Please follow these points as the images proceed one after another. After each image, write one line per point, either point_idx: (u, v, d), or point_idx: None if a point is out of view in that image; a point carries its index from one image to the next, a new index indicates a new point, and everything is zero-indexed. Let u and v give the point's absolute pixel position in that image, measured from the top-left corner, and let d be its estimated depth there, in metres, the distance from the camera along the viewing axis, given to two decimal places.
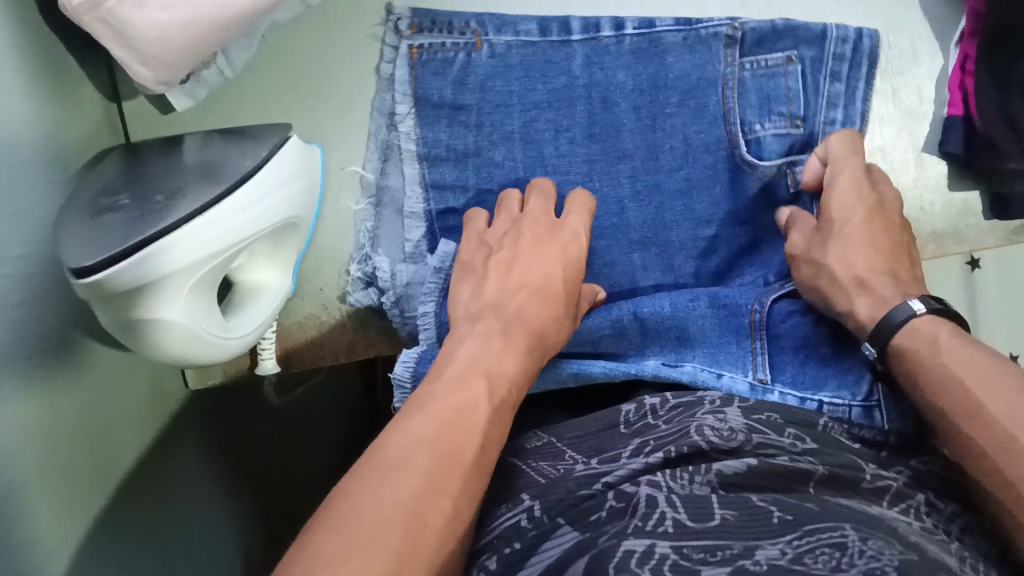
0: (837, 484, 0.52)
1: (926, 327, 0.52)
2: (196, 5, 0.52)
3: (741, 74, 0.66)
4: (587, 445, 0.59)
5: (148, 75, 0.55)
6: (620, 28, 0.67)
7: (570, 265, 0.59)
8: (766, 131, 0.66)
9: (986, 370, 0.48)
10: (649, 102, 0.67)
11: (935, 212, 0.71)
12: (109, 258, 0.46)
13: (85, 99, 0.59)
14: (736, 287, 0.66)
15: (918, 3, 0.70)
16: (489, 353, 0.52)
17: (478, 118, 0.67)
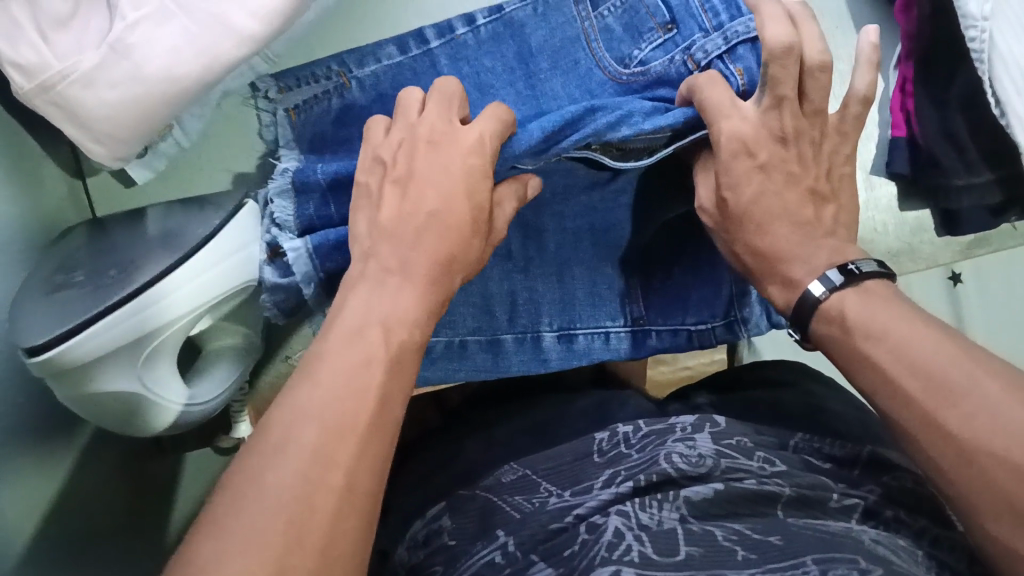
0: (804, 505, 0.50)
1: (840, 301, 0.47)
2: (142, 80, 0.52)
3: (602, 21, 0.60)
4: (561, 476, 0.56)
5: (103, 152, 0.56)
6: (472, 20, 0.61)
7: (471, 175, 0.47)
8: (646, 52, 0.58)
9: (893, 328, 0.44)
10: (524, 76, 0.61)
11: (887, 231, 0.74)
12: (60, 335, 0.48)
13: (46, 177, 0.60)
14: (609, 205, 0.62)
15: (854, 29, 0.72)
16: (383, 292, 0.45)
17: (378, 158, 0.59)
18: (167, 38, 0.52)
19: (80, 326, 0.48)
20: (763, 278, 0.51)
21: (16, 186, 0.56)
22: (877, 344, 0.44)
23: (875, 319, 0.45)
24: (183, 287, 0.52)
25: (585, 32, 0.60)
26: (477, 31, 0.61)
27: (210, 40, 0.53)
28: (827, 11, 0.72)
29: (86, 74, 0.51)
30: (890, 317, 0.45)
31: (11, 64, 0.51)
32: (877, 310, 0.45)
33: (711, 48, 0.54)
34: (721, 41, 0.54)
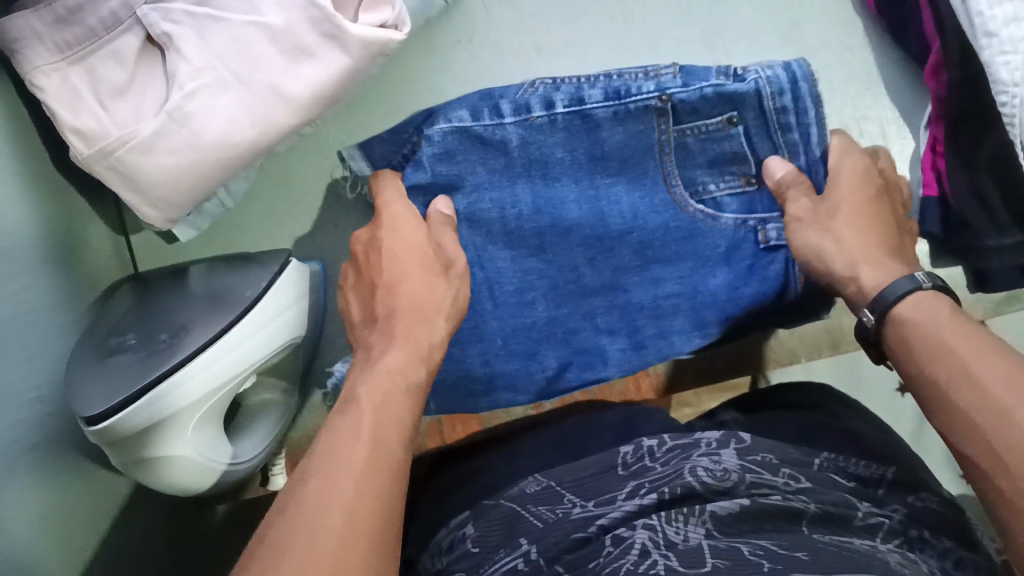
0: (828, 521, 0.50)
1: (925, 298, 0.53)
2: (199, 146, 0.54)
3: (684, 138, 0.62)
4: (585, 488, 0.56)
5: (156, 215, 0.58)
6: (550, 105, 0.61)
7: (426, 271, 0.58)
8: (721, 192, 0.63)
9: (952, 340, 0.49)
10: (588, 175, 0.64)
11: None
12: (114, 406, 0.49)
13: (95, 232, 0.62)
14: (701, 140, 0.62)
15: (885, 91, 0.73)
16: (377, 357, 0.52)
17: (576, 214, 0.64)
18: (225, 108, 0.54)
19: (136, 394, 0.49)
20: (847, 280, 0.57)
21: (69, 246, 0.57)
22: (960, 351, 0.49)
23: (957, 333, 0.50)
24: (235, 347, 0.54)
25: (660, 145, 0.62)
26: (552, 117, 0.61)
27: (264, 110, 0.55)
28: (856, 74, 0.73)
29: (144, 141, 0.53)
30: (964, 326, 0.50)
31: (72, 130, 0.53)
32: (930, 314, 0.52)
33: (781, 232, 0.63)
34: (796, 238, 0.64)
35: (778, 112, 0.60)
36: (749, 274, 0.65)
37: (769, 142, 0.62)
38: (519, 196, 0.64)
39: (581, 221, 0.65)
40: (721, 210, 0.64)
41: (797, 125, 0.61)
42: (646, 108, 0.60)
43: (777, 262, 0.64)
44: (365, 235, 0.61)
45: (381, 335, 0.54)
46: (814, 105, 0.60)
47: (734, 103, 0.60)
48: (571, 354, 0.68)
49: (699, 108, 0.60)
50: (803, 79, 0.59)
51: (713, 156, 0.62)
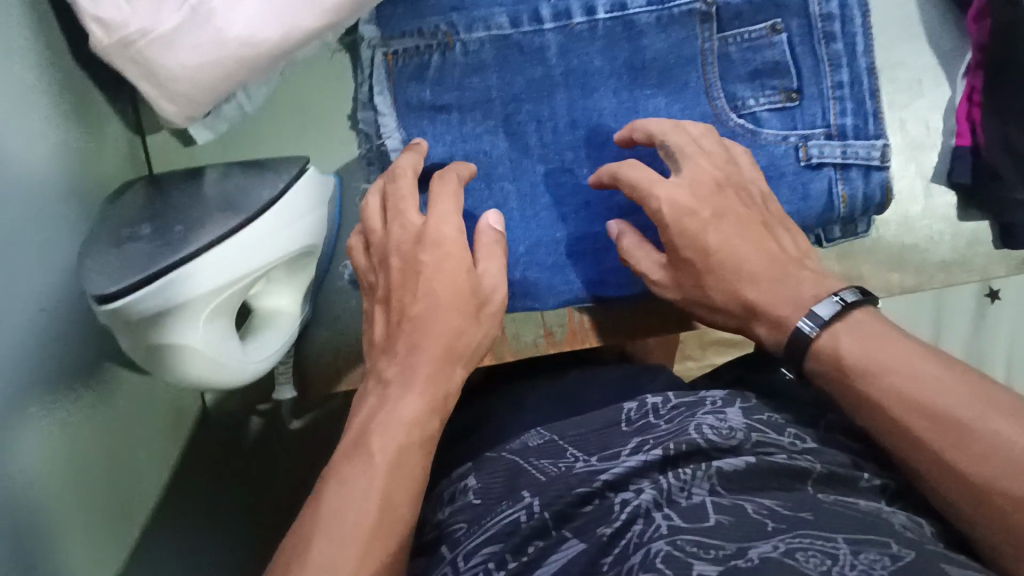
0: (834, 481, 0.48)
1: (832, 337, 0.49)
2: (224, 45, 0.53)
3: (724, 49, 0.61)
4: (589, 442, 0.53)
5: (174, 110, 0.56)
6: (590, 11, 0.61)
7: (446, 264, 0.51)
8: (760, 106, 0.61)
9: (889, 360, 0.46)
10: (629, 86, 0.62)
11: (943, 242, 0.72)
12: (129, 286, 0.47)
13: (112, 132, 0.61)
14: (742, 51, 0.61)
15: (924, 35, 0.71)
16: (390, 401, 0.48)
17: (614, 128, 0.62)
18: (249, 8, 0.53)
19: (153, 277, 0.48)
20: (750, 322, 0.54)
21: (84, 141, 0.56)
22: (898, 375, 0.46)
23: (877, 356, 0.47)
24: (251, 244, 0.52)
25: (704, 53, 0.61)
26: (595, 24, 0.61)
27: (292, 14, 0.54)
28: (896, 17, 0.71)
29: (166, 35, 0.51)
30: (893, 355, 0.46)
31: (93, 18, 0.51)
32: (858, 335, 0.48)
33: (823, 149, 0.59)
34: (839, 153, 0.59)
35: (823, 19, 0.59)
36: (800, 195, 0.60)
37: (813, 60, 0.60)
38: (556, 106, 0.62)
39: (619, 134, 0.62)
40: (763, 126, 0.61)
41: (842, 35, 0.59)
42: (689, 13, 0.60)
43: (821, 180, 0.60)
44: (409, 249, 0.52)
45: (402, 379, 0.48)
46: (860, 16, 0.60)
47: (779, 12, 0.60)
48: (604, 271, 0.63)
49: (744, 13, 0.60)
50: None
51: (753, 69, 0.61)
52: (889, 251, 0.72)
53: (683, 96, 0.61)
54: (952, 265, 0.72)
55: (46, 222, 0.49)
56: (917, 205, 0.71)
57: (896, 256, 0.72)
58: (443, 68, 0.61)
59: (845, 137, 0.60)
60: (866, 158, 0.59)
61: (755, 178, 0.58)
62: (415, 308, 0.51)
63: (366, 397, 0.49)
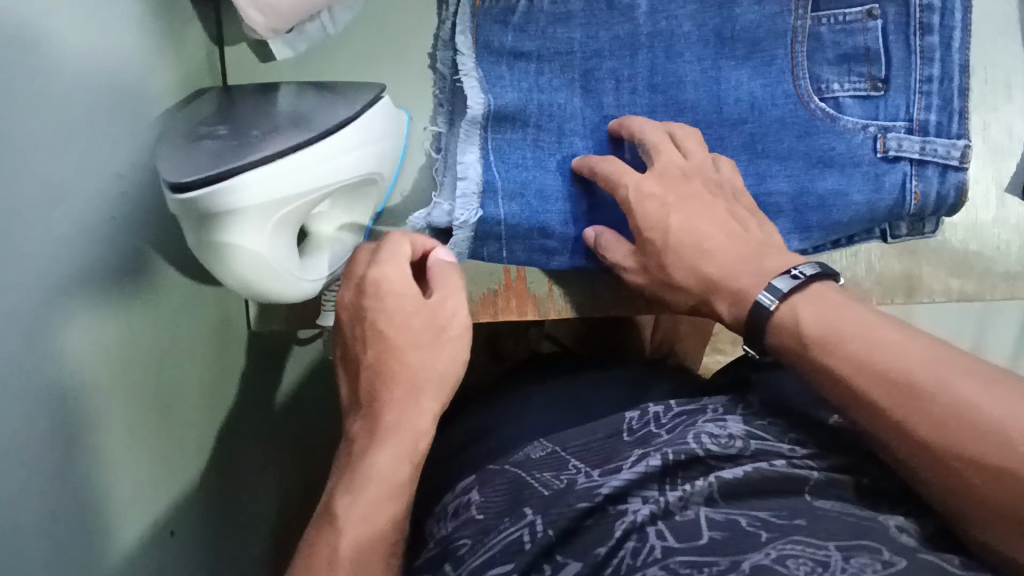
0: (833, 487, 0.49)
1: (791, 309, 0.49)
2: None
3: (816, 29, 0.59)
4: (592, 454, 0.53)
5: (261, 20, 0.55)
6: None
7: (403, 317, 0.50)
8: (844, 92, 0.59)
9: (848, 325, 0.46)
10: (714, 55, 0.61)
11: (1010, 253, 0.70)
12: (207, 178, 0.46)
13: (193, 38, 0.60)
14: (834, 31, 0.59)
15: (1020, 40, 0.69)
16: (362, 462, 0.48)
17: (693, 95, 0.61)
18: None
19: (231, 173, 0.47)
20: (710, 299, 0.53)
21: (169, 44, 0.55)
22: (858, 338, 0.46)
23: (831, 323, 0.47)
24: (321, 160, 0.52)
25: (795, 30, 0.60)
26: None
27: None
28: (994, 17, 0.70)
29: None
30: (851, 326, 0.46)
31: None
32: (813, 304, 0.48)
33: (902, 142, 0.58)
34: (918, 148, 0.58)
35: (922, 9, 0.57)
36: (872, 188, 0.59)
37: (905, 51, 0.58)
38: (637, 65, 0.61)
39: (696, 103, 0.61)
40: (843, 112, 0.60)
41: (940, 29, 0.57)
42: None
43: (895, 173, 0.59)
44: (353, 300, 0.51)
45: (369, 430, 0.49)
46: (962, 9, 0.57)
47: None
48: None
49: None
50: None
51: (841, 54, 0.59)
52: (952, 255, 0.70)
53: (768, 71, 0.60)
54: (1017, 278, 0.70)
55: (134, 104, 0.49)
56: (989, 213, 0.70)
57: (959, 262, 0.70)
58: (530, 13, 0.61)
59: (926, 133, 0.58)
60: (944, 157, 0.58)
61: (732, 178, 0.58)
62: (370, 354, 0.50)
63: (340, 465, 0.49)
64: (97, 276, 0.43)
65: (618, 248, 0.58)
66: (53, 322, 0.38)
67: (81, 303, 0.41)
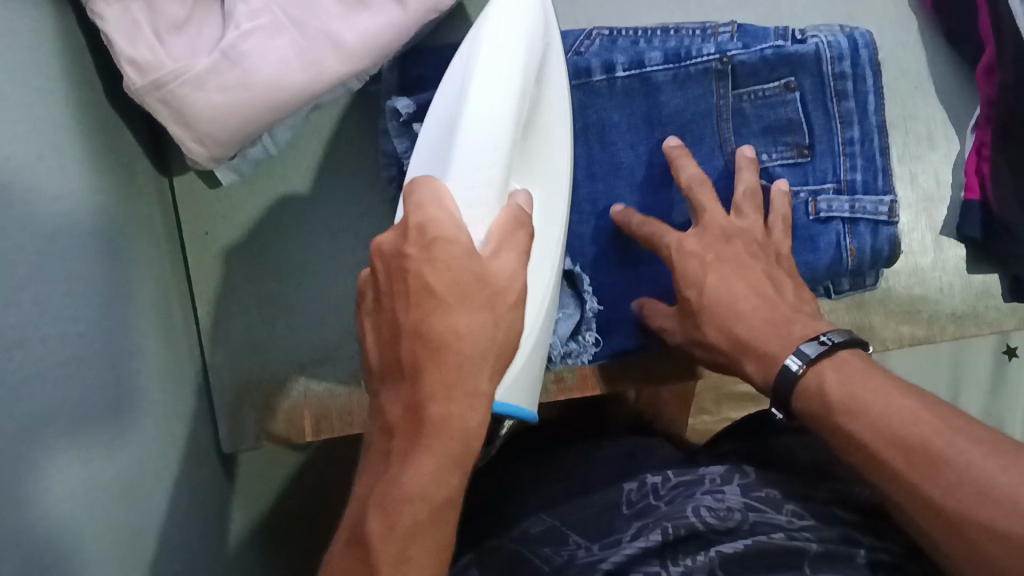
0: (833, 559, 0.48)
1: (816, 374, 0.50)
2: (250, 87, 0.53)
3: (739, 105, 0.62)
4: (590, 528, 0.55)
5: (202, 152, 0.56)
6: (610, 69, 0.62)
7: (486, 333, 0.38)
8: (773, 161, 0.62)
9: (882, 392, 0.47)
10: (646, 140, 0.62)
11: (954, 293, 0.72)
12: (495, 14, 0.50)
13: (144, 175, 0.60)
14: (757, 104, 0.62)
15: (933, 91, 0.73)
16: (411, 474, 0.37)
17: (631, 179, 0.63)
18: (280, 50, 0.53)
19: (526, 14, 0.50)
20: (735, 360, 0.55)
21: (126, 185, 0.56)
22: (885, 403, 0.47)
23: (857, 391, 0.48)
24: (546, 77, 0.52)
25: (718, 109, 0.62)
26: (613, 82, 0.62)
27: (316, 54, 0.54)
28: (909, 71, 0.73)
29: (198, 76, 0.52)
30: (873, 391, 0.48)
31: (127, 60, 0.50)
32: (848, 370, 0.49)
33: (832, 203, 0.61)
34: (848, 207, 0.61)
35: (836, 78, 0.61)
36: (812, 249, 0.61)
37: (824, 118, 0.62)
38: (575, 157, 0.63)
39: (635, 186, 0.63)
40: (775, 180, 0.62)
41: (854, 93, 0.61)
42: (705, 71, 0.61)
43: (829, 234, 0.61)
44: (394, 243, 0.39)
45: (408, 427, 0.37)
46: (871, 74, 0.62)
47: (794, 68, 0.61)
48: (619, 321, 0.64)
49: (758, 70, 0.61)
50: (864, 45, 0.61)
51: (766, 125, 0.62)
52: (900, 302, 0.72)
53: (700, 149, 0.62)
54: (963, 318, 0.73)
55: (87, 242, 0.48)
56: (927, 258, 0.72)
57: (906, 308, 0.72)
58: None
59: (855, 193, 0.61)
60: (874, 213, 0.61)
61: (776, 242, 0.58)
62: (412, 315, 0.38)
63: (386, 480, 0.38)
64: (79, 429, 0.42)
65: (662, 310, 0.61)
66: (37, 485, 0.38)
67: (55, 446, 0.40)
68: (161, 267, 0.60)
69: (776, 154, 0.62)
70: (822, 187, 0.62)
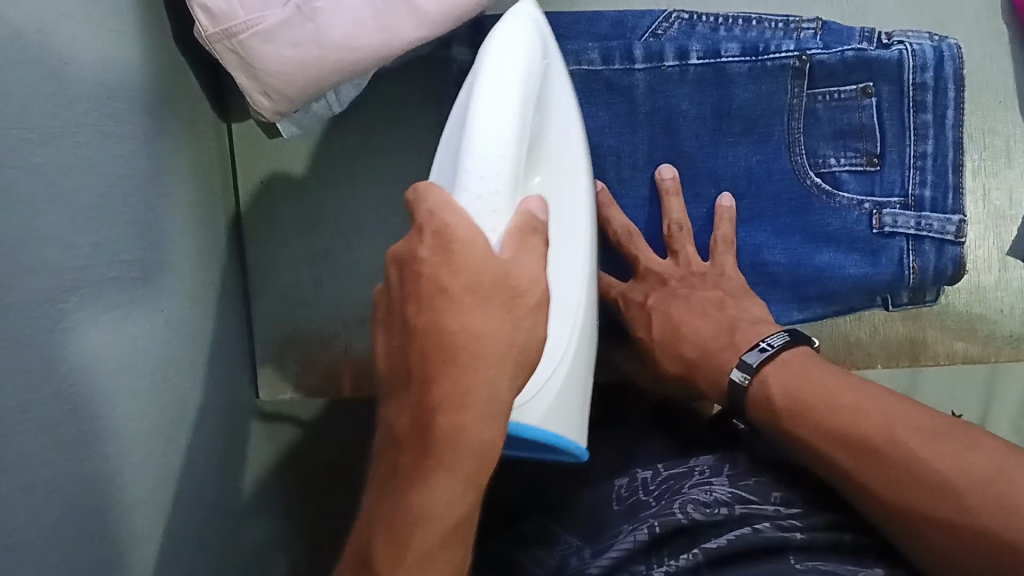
0: (816, 550, 0.47)
1: (762, 382, 0.52)
2: (322, 45, 0.52)
3: (812, 105, 0.60)
4: (582, 524, 0.53)
5: (267, 104, 0.55)
6: (684, 55, 0.60)
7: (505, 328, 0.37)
8: (840, 167, 0.61)
9: (840, 398, 0.48)
10: (713, 131, 0.61)
11: (1014, 315, 0.70)
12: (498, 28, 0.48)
13: (202, 123, 0.60)
14: (832, 107, 0.60)
15: (1017, 106, 0.70)
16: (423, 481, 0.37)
17: (693, 170, 0.62)
18: (352, 9, 0.52)
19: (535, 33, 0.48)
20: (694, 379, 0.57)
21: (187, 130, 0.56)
22: (836, 410, 0.48)
23: (803, 397, 0.49)
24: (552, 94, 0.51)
25: (791, 107, 0.60)
26: (686, 69, 0.60)
27: (390, 18, 0.53)
28: (991, 84, 0.70)
29: (268, 29, 0.51)
30: (819, 397, 0.49)
31: (200, 6, 0.51)
32: (801, 378, 0.50)
33: (898, 218, 0.60)
34: (913, 224, 0.59)
35: (916, 88, 0.59)
36: (869, 261, 0.60)
37: (898, 128, 0.60)
38: (638, 143, 0.62)
39: (696, 176, 0.62)
40: (841, 188, 0.61)
41: (933, 107, 0.60)
42: (783, 67, 0.60)
43: (891, 249, 0.60)
44: (407, 246, 0.38)
45: (415, 443, 0.37)
46: (954, 87, 0.60)
47: (873, 74, 0.60)
48: None
49: (837, 72, 0.60)
50: (951, 58, 0.59)
51: (837, 129, 0.61)
52: (956, 320, 0.70)
53: (767, 146, 0.61)
54: (1020, 341, 0.70)
55: (146, 179, 0.48)
56: (990, 277, 0.70)
57: (964, 325, 0.70)
58: None
59: (922, 209, 0.60)
60: (940, 231, 0.59)
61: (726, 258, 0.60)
62: (423, 315, 0.37)
63: (392, 483, 0.38)
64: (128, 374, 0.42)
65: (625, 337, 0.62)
66: (81, 428, 0.38)
67: (103, 391, 0.40)
68: (214, 215, 0.60)
69: (845, 160, 0.61)
70: (890, 201, 0.60)
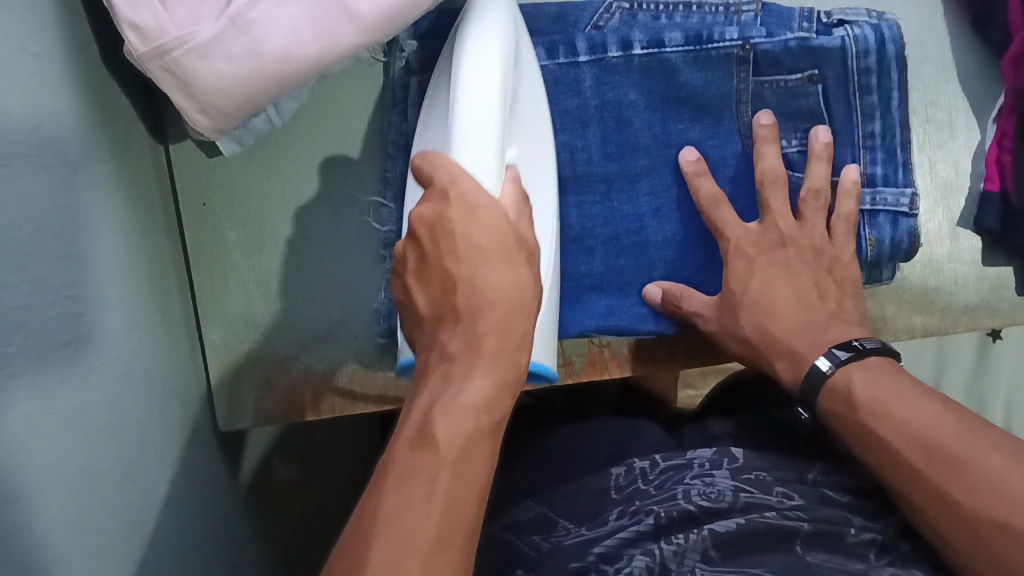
0: (823, 539, 0.49)
1: (845, 376, 0.52)
2: (259, 57, 0.51)
3: (759, 91, 0.60)
4: (580, 513, 0.54)
5: (205, 123, 0.54)
6: (627, 46, 0.60)
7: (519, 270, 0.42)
8: (791, 149, 0.61)
9: (912, 400, 0.49)
10: (663, 119, 0.61)
11: (968, 285, 0.71)
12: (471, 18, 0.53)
13: (137, 144, 0.58)
14: (779, 91, 0.60)
15: (957, 78, 0.71)
16: (466, 383, 0.39)
17: (647, 160, 0.61)
18: (289, 19, 0.50)
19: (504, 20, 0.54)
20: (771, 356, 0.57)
21: (121, 153, 0.54)
22: (909, 409, 0.49)
23: (879, 395, 0.50)
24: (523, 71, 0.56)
25: (738, 92, 0.60)
26: (630, 59, 0.60)
27: (330, 25, 0.51)
28: (932, 57, 0.71)
29: (203, 44, 0.49)
30: (898, 398, 0.49)
31: (129, 24, 0.48)
32: (884, 379, 0.51)
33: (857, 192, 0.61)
34: (868, 199, 0.60)
35: (861, 73, 0.59)
36: None
37: (846, 110, 0.60)
38: (590, 137, 0.61)
39: (651, 167, 0.61)
40: (793, 168, 0.61)
41: (878, 89, 0.59)
42: (726, 56, 0.60)
43: None
44: (436, 208, 0.43)
45: (470, 352, 0.40)
46: (897, 69, 0.59)
47: (816, 62, 0.59)
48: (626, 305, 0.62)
49: (781, 61, 0.59)
50: (892, 39, 0.58)
51: (785, 112, 0.60)
52: (912, 293, 0.71)
53: (717, 132, 0.61)
54: (977, 309, 0.71)
55: (83, 205, 0.46)
56: (944, 247, 0.71)
57: (920, 299, 0.71)
58: None
59: (875, 185, 0.60)
60: (895, 204, 0.60)
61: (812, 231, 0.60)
62: (464, 263, 0.42)
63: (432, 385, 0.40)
64: (76, 412, 0.41)
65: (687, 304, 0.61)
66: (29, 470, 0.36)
67: (50, 431, 0.38)
68: (157, 238, 0.59)
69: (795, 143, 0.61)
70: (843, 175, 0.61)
